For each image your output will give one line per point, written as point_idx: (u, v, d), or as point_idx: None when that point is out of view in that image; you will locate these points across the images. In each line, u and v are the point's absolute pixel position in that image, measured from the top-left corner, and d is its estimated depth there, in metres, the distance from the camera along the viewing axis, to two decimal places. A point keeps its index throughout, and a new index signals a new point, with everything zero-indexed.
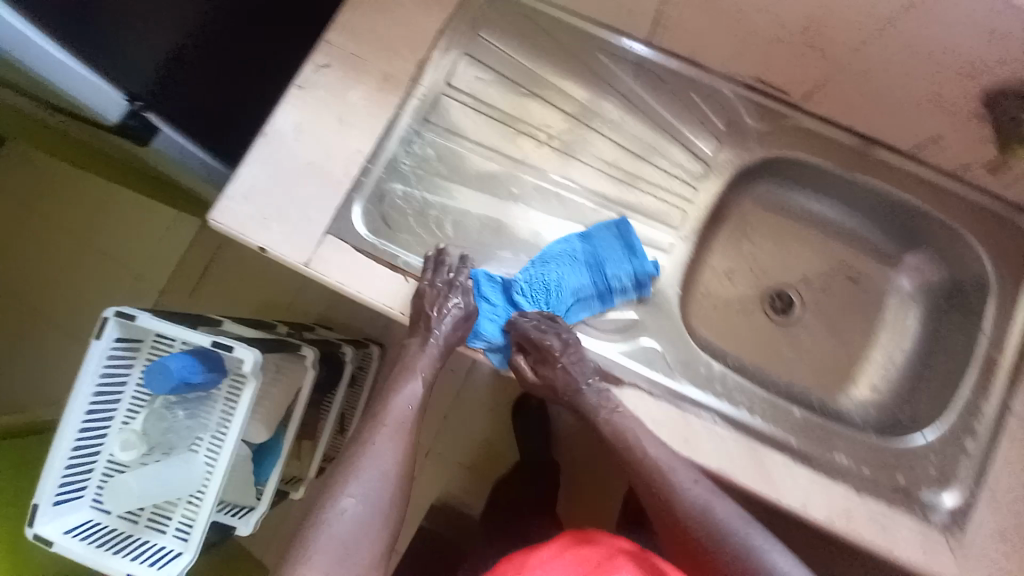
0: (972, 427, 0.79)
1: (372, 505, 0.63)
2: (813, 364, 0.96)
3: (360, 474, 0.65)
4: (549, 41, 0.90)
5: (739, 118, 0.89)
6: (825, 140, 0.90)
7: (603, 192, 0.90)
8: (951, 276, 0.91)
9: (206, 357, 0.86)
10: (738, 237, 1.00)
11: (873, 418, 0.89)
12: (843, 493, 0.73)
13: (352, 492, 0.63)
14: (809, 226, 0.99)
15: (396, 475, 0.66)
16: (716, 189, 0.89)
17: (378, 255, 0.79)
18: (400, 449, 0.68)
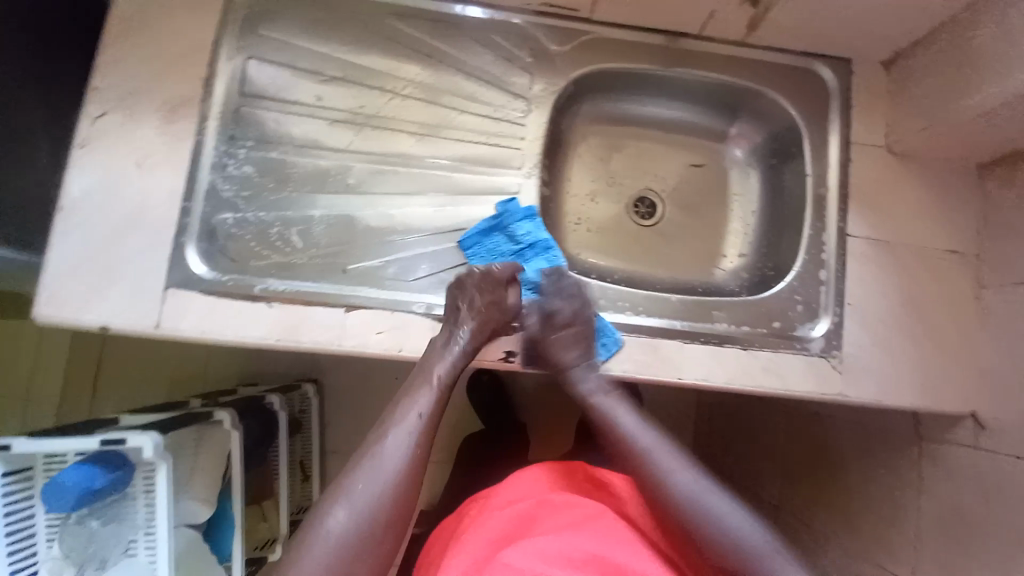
0: (818, 257, 0.87)
1: (369, 515, 0.69)
2: (685, 251, 1.04)
3: (354, 489, 0.70)
4: (334, 24, 0.88)
5: (541, 43, 0.90)
6: (631, 44, 0.93)
7: (437, 155, 0.88)
8: (771, 135, 0.99)
9: (102, 461, 0.92)
10: (590, 160, 1.05)
11: (749, 278, 0.98)
12: (732, 354, 0.82)
13: (350, 507, 0.69)
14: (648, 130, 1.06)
15: (401, 480, 0.72)
16: (546, 118, 0.90)
17: (227, 292, 0.78)
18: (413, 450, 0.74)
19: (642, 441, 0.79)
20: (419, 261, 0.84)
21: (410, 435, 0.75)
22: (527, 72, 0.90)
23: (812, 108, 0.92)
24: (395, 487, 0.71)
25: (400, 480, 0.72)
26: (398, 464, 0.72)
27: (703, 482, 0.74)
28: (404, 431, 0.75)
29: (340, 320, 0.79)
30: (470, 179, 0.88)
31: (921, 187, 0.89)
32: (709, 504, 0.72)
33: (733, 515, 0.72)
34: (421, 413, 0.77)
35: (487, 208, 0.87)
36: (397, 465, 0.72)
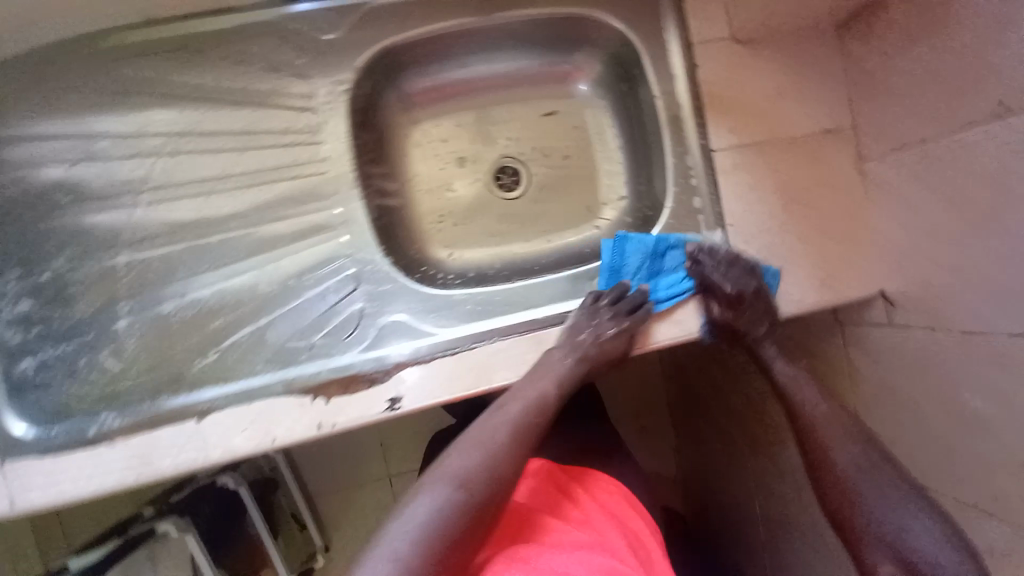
0: (687, 183, 0.80)
1: (437, 522, 0.62)
2: (565, 213, 0.92)
3: (433, 485, 0.65)
4: (58, 94, 0.73)
5: (306, 35, 0.74)
6: (411, 4, 0.77)
7: (234, 213, 0.74)
8: (608, 56, 0.86)
9: None
10: (430, 144, 0.91)
11: (636, 220, 0.88)
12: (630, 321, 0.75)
13: (431, 501, 0.64)
14: (484, 91, 0.90)
15: (449, 517, 0.62)
16: (345, 124, 0.76)
17: (65, 447, 0.69)
18: (469, 473, 0.66)
19: (813, 415, 0.76)
20: (254, 341, 0.73)
21: (465, 463, 0.67)
22: (302, 76, 0.74)
23: (640, 16, 0.80)
24: (448, 514, 0.63)
25: (445, 511, 0.63)
26: (446, 495, 0.64)
27: (850, 445, 0.73)
28: (474, 440, 0.69)
29: (199, 430, 0.71)
30: (281, 229, 0.74)
31: (778, 71, 0.79)
32: (854, 480, 0.72)
33: (883, 508, 0.70)
34: (509, 419, 0.70)
35: (311, 255, 0.74)
36: (442, 499, 0.64)
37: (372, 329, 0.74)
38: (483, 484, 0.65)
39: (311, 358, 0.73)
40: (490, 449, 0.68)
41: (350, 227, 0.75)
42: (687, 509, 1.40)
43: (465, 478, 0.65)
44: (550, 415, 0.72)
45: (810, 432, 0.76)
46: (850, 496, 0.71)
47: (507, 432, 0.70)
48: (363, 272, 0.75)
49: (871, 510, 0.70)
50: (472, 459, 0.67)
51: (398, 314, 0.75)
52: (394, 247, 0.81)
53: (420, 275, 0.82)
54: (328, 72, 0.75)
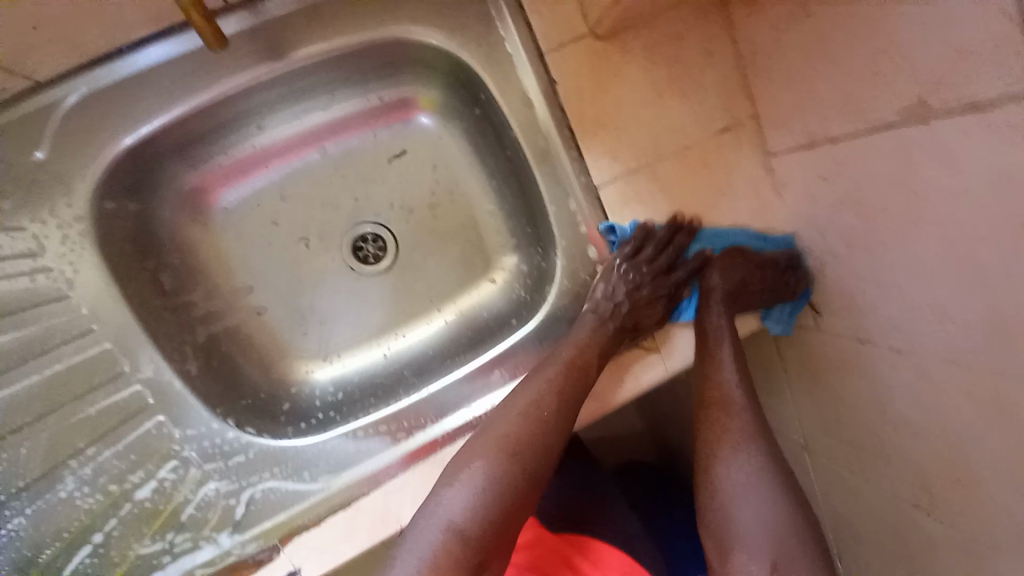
0: (577, 233, 0.65)
1: (468, 531, 0.52)
2: (450, 277, 0.74)
3: (465, 477, 0.55)
4: None
5: (2, 163, 0.52)
6: (139, 85, 0.54)
7: (5, 426, 0.55)
8: (441, 80, 0.67)
9: None
10: (255, 232, 0.69)
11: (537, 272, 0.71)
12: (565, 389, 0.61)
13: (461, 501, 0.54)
14: (315, 154, 0.70)
15: (483, 525, 0.53)
16: (106, 269, 0.56)
17: None
18: (499, 478, 0.55)
19: (729, 382, 0.61)
20: (100, 564, 0.57)
21: (500, 455, 0.55)
22: (21, 225, 0.53)
23: (465, 22, 0.60)
24: (486, 512, 0.53)
25: (476, 514, 0.53)
26: (480, 500, 0.53)
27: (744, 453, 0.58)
28: (497, 440, 0.56)
29: None
30: (77, 427, 0.57)
31: (650, 63, 0.62)
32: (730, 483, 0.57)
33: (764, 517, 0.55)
34: (533, 399, 0.57)
35: (130, 447, 0.58)
36: (474, 504, 0.53)
37: (241, 508, 0.59)
38: (518, 481, 0.55)
39: (177, 560, 0.58)
40: (526, 442, 0.56)
41: (164, 399, 0.58)
42: (659, 458, 1.07)
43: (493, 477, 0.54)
44: (591, 384, 0.59)
45: (709, 425, 0.61)
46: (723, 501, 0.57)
47: (542, 424, 0.57)
48: (199, 455, 0.59)
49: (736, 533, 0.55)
50: (503, 459, 0.55)
51: (268, 481, 0.60)
52: (236, 388, 0.65)
53: (305, 423, 0.66)
54: (55, 208, 0.53)
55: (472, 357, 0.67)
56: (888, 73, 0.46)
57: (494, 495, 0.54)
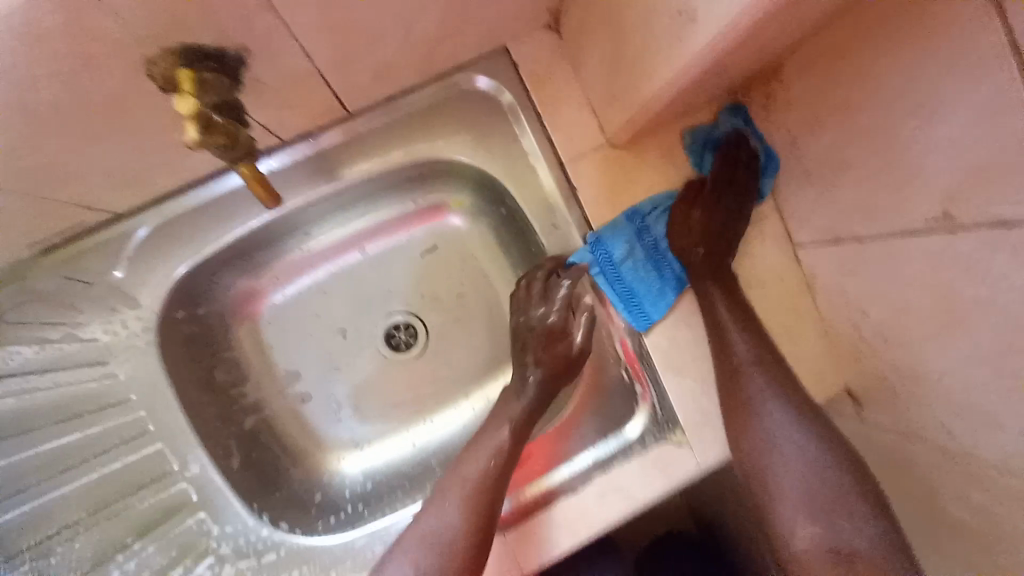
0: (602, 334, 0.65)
1: (454, 548, 0.53)
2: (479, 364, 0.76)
3: (441, 503, 0.56)
4: None
5: (83, 284, 0.59)
6: (205, 209, 0.60)
7: (63, 523, 0.59)
8: (470, 184, 0.71)
9: None
10: (297, 329, 0.74)
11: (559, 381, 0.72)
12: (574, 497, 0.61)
13: (443, 521, 0.55)
14: (355, 256, 0.75)
15: (469, 541, 0.53)
16: (166, 370, 0.62)
17: None
18: (478, 497, 0.56)
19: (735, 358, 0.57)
20: None
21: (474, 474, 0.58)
22: (95, 339, 0.60)
23: (490, 139, 0.65)
24: (461, 530, 0.54)
25: (457, 529, 0.54)
26: (460, 516, 0.55)
27: (779, 417, 0.55)
28: (462, 480, 0.57)
29: None
30: (124, 524, 0.60)
31: (667, 169, 0.63)
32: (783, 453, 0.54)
33: (808, 481, 0.53)
34: (478, 469, 0.58)
35: (172, 543, 0.60)
36: (458, 519, 0.54)
37: None
38: (499, 491, 0.57)
39: None
40: (505, 460, 0.59)
41: (206, 496, 0.61)
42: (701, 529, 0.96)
43: (473, 495, 0.56)
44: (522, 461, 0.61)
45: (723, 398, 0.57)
46: (765, 460, 0.55)
47: (515, 442, 0.60)
48: (235, 551, 0.60)
49: (791, 509, 0.53)
50: (476, 481, 0.57)
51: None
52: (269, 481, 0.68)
53: (334, 517, 0.66)
54: (125, 320, 0.60)
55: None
56: (908, 192, 0.46)
57: (468, 513, 0.55)
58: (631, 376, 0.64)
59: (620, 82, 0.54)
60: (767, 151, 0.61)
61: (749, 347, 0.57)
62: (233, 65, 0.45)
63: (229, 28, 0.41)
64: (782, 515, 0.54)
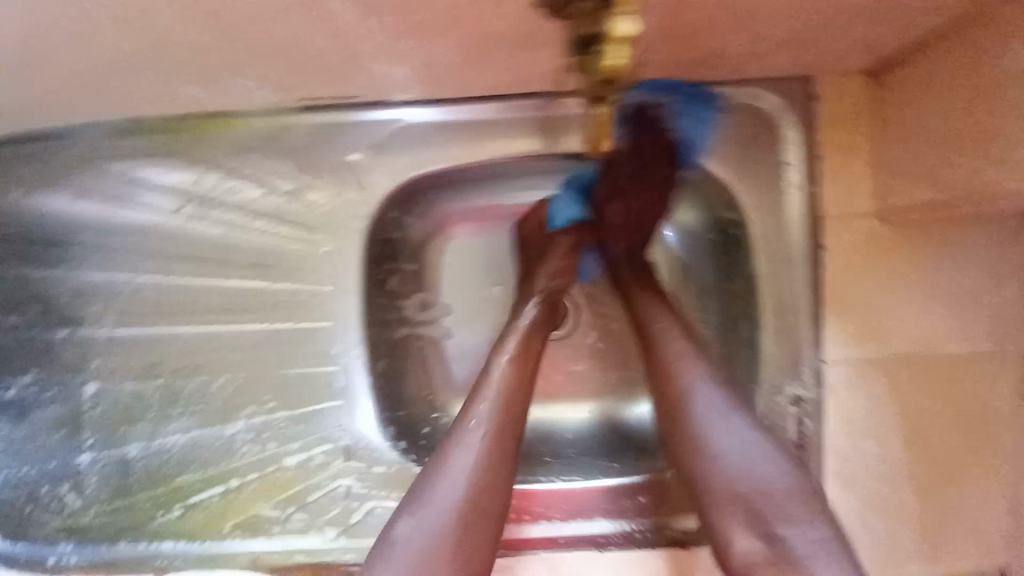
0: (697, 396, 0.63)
1: (473, 503, 0.47)
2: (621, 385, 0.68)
3: (455, 459, 0.48)
4: (44, 182, 0.61)
5: (325, 151, 0.60)
6: (455, 124, 0.59)
7: (217, 354, 0.62)
8: (706, 198, 0.63)
9: None
10: (453, 270, 0.66)
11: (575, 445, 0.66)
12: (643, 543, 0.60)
13: (454, 480, 0.47)
14: (505, 227, 0.66)
15: (489, 490, 0.47)
16: (356, 260, 0.63)
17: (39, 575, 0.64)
18: (496, 452, 0.48)
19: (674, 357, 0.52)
20: (227, 504, 0.63)
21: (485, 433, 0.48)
22: (317, 202, 0.61)
23: (757, 165, 0.58)
24: (468, 503, 0.46)
25: (478, 480, 0.47)
26: (473, 471, 0.47)
27: (704, 386, 0.50)
28: (483, 409, 0.49)
29: None
30: (268, 381, 0.62)
31: (921, 270, 0.58)
32: (692, 399, 0.50)
33: (746, 441, 0.48)
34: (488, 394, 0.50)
35: (297, 418, 0.62)
36: (472, 476, 0.47)
37: (358, 514, 0.62)
38: (514, 436, 0.50)
39: (282, 534, 0.63)
40: (508, 403, 0.50)
41: (346, 390, 0.63)
42: None
43: (494, 434, 0.49)
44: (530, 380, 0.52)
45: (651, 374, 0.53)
46: (688, 416, 0.50)
47: (512, 382, 0.51)
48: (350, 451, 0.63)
49: (711, 432, 0.49)
50: (490, 437, 0.49)
51: (391, 502, 0.61)
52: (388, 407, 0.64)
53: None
54: (347, 194, 0.61)
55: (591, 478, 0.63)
56: None
57: (489, 464, 0.48)
58: None
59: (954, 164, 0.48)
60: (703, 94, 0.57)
61: (671, 319, 0.55)
62: None
63: None
64: (730, 473, 0.48)
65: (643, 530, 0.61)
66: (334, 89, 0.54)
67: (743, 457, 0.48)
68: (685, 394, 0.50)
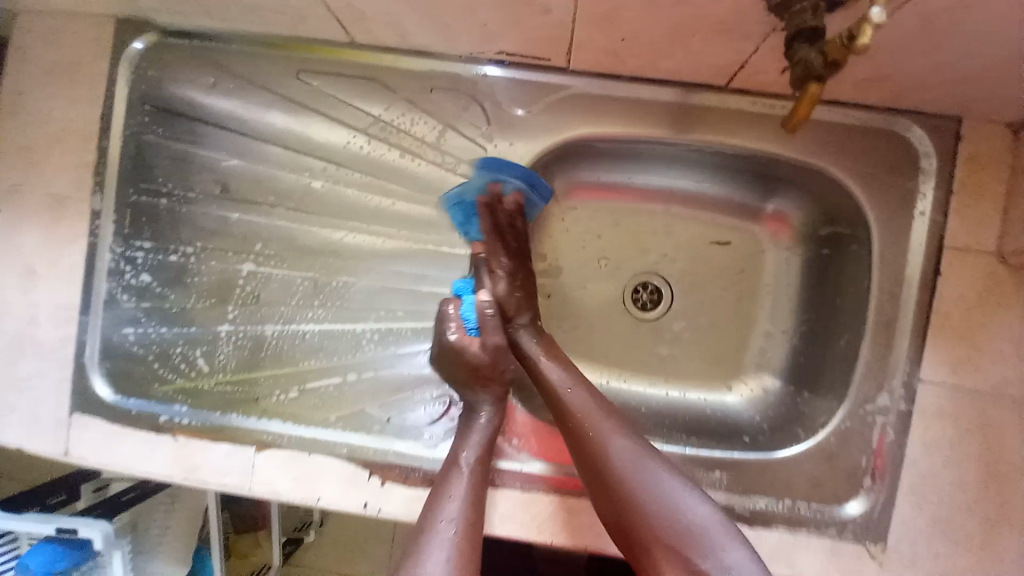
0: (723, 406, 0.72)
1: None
2: (701, 358, 0.79)
3: (427, 557, 0.52)
4: (248, 81, 0.68)
5: (497, 100, 0.66)
6: (623, 99, 0.65)
7: (364, 260, 0.70)
8: (821, 213, 0.70)
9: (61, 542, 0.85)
10: (581, 234, 0.79)
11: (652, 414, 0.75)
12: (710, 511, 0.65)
13: (438, 557, 0.52)
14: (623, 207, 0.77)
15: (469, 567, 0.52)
16: (507, 205, 0.69)
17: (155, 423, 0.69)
18: (469, 526, 0.55)
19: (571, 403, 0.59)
20: (337, 394, 0.70)
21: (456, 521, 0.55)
22: (483, 146, 0.67)
23: (891, 189, 0.63)
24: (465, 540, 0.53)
25: (461, 555, 0.52)
26: (451, 550, 0.52)
27: (653, 469, 0.53)
28: (457, 467, 0.59)
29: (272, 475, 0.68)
30: (403, 293, 0.70)
31: None
32: (622, 458, 0.54)
33: (701, 506, 0.51)
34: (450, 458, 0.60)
35: (423, 330, 0.70)
36: (453, 554, 0.52)
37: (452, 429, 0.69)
38: (479, 525, 0.56)
39: (381, 433, 0.69)
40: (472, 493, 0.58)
41: None
42: None
43: (462, 525, 0.55)
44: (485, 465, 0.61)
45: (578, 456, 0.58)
46: (626, 482, 0.53)
47: (475, 465, 0.60)
48: None
49: (687, 502, 0.51)
50: (465, 503, 0.57)
51: None
52: None
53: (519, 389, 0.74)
54: (513, 142, 0.67)
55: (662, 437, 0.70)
56: None
57: (456, 558, 0.52)
58: (868, 468, 0.64)
59: None
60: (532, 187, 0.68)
61: (579, 385, 0.60)
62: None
63: None
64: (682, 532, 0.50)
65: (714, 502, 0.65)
66: (531, 45, 0.61)
67: (692, 514, 0.51)
68: (604, 461, 0.55)
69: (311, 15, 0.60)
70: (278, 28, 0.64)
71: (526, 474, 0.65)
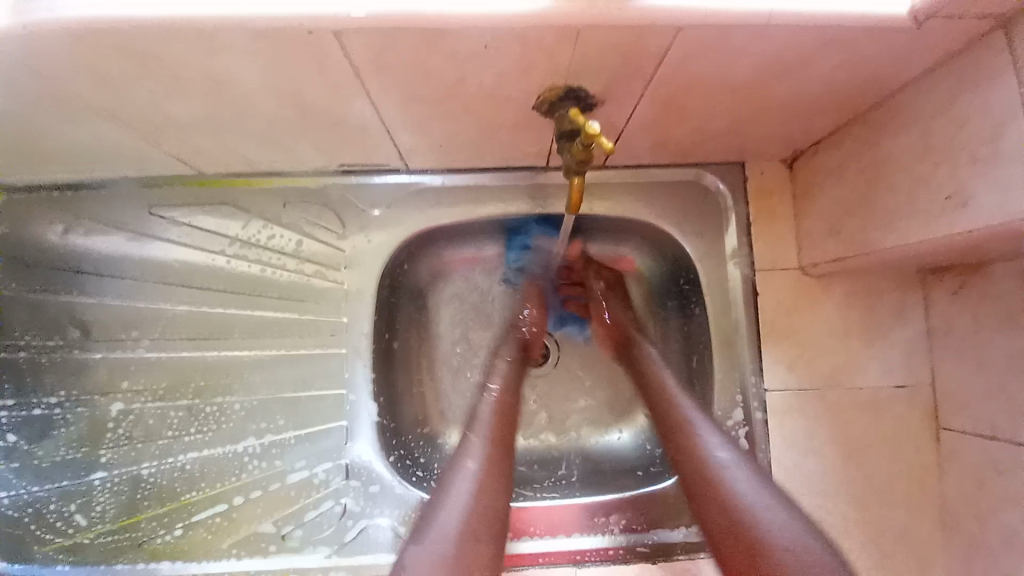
0: None
1: (480, 512, 0.52)
2: (597, 403, 0.79)
3: (456, 482, 0.54)
4: (99, 225, 0.70)
5: (349, 203, 0.71)
6: (465, 188, 0.71)
7: (240, 375, 0.71)
8: (663, 254, 0.76)
9: None
10: (460, 310, 0.79)
11: (546, 466, 0.77)
12: (610, 549, 0.68)
13: (467, 484, 0.54)
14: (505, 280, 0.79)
15: (491, 509, 0.53)
16: (374, 297, 0.72)
17: None
18: (489, 465, 0.56)
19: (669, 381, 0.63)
20: (226, 522, 0.67)
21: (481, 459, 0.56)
22: (340, 247, 0.71)
23: (704, 228, 0.72)
24: (485, 495, 0.53)
25: (483, 491, 0.54)
26: (473, 486, 0.54)
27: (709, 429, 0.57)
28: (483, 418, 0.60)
29: None
30: (281, 401, 0.70)
31: (845, 312, 0.69)
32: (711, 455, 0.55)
33: (757, 491, 0.51)
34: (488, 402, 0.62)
35: (306, 433, 0.69)
36: (473, 489, 0.53)
37: (352, 532, 0.67)
38: (505, 451, 0.58)
39: (279, 552, 0.66)
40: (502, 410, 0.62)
41: (352, 411, 0.70)
42: None
43: (490, 461, 0.56)
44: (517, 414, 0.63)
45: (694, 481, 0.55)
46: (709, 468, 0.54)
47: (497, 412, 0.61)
48: (350, 468, 0.68)
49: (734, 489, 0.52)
50: (488, 441, 0.58)
51: (381, 520, 0.67)
52: (397, 439, 0.72)
53: (418, 472, 0.72)
54: (370, 239, 0.71)
55: (552, 496, 0.72)
56: None
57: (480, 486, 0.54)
58: None
59: (851, 225, 0.60)
60: (437, 379, 0.77)
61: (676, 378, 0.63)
62: (584, 102, 0.53)
63: (610, 89, 0.51)
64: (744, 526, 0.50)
65: (618, 546, 0.68)
66: (364, 157, 0.66)
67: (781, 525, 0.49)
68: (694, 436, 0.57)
69: (158, 162, 0.64)
70: (130, 173, 0.67)
71: (530, 512, 0.69)
